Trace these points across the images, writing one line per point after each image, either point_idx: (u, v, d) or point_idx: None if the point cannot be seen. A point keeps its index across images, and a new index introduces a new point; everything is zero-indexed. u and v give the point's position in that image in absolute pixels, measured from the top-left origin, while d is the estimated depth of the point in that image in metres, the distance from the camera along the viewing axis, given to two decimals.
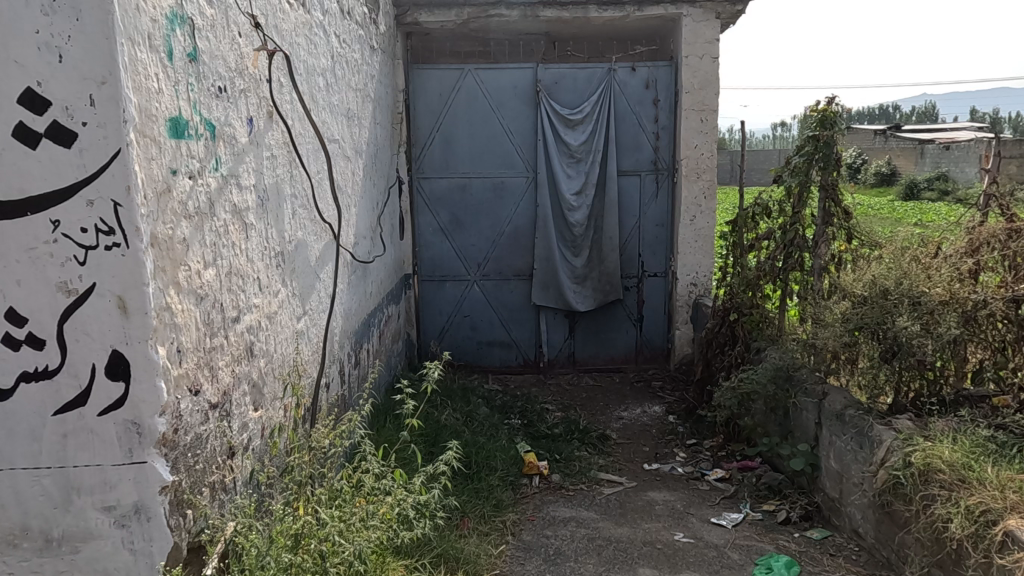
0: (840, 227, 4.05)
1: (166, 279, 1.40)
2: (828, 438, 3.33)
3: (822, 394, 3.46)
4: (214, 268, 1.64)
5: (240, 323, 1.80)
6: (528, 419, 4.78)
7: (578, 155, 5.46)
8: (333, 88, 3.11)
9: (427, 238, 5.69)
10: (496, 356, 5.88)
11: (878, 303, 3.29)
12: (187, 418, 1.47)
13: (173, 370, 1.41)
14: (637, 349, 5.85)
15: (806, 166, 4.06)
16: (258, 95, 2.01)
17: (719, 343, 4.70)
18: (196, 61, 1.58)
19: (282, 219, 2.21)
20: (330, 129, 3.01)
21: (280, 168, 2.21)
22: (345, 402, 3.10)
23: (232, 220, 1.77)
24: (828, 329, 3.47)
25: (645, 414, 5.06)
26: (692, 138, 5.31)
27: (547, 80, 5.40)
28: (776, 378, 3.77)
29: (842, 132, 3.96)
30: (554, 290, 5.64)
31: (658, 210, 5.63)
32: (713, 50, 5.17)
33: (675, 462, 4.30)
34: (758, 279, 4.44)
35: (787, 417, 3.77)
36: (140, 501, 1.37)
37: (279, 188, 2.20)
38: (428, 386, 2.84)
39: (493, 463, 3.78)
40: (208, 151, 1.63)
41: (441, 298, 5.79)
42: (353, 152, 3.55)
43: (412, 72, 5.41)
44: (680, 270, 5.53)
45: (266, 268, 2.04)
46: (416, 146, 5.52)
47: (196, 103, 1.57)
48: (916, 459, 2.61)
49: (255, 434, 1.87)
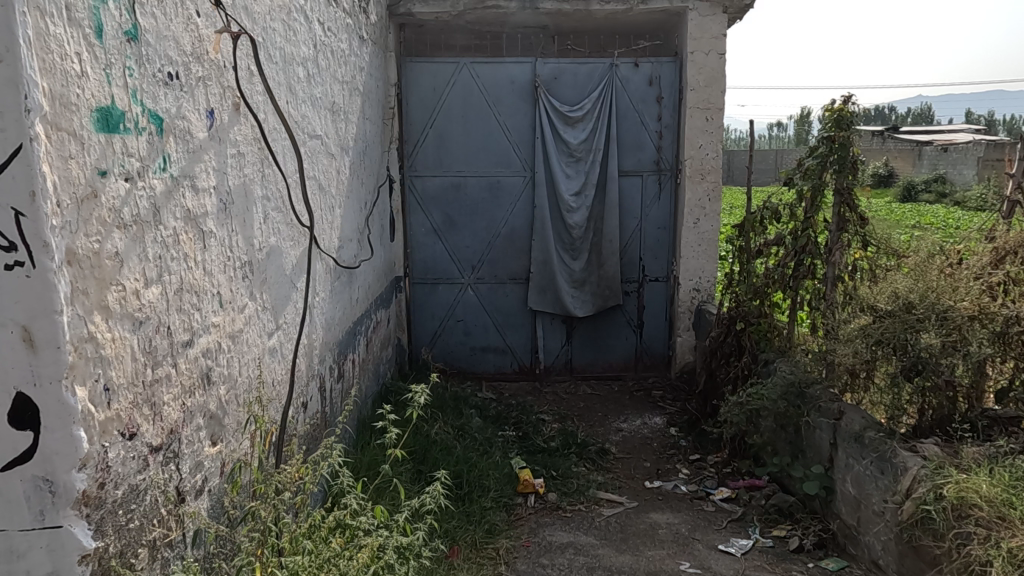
0: (856, 234, 3.81)
1: (89, 304, 1.16)
2: (843, 459, 3.15)
3: (837, 414, 3.25)
4: (159, 286, 1.40)
5: (194, 347, 1.56)
6: (524, 431, 4.55)
7: (577, 154, 5.22)
8: (316, 80, 2.87)
9: (419, 239, 5.44)
10: (490, 362, 5.64)
11: (900, 317, 3.06)
12: (117, 469, 1.23)
13: (98, 415, 1.17)
14: (636, 356, 5.62)
15: (820, 169, 3.83)
16: (221, 84, 1.77)
17: (725, 353, 4.50)
18: (136, 42, 1.34)
19: (249, 224, 1.97)
20: (310, 124, 2.76)
21: (249, 168, 1.97)
22: (325, 421, 2.87)
23: (184, 229, 1.53)
24: (845, 343, 3.23)
25: (645, 426, 4.83)
26: (697, 138, 5.10)
27: (546, 75, 5.17)
28: (787, 395, 3.55)
29: (858, 132, 3.73)
30: (551, 295, 5.41)
31: (660, 213, 5.39)
32: (720, 46, 4.95)
33: (677, 480, 4.08)
34: (767, 288, 4.21)
35: (798, 436, 3.55)
36: (54, 575, 1.12)
37: (247, 189, 1.96)
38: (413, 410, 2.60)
39: (485, 482, 3.53)
40: (152, 148, 1.38)
41: (433, 303, 5.54)
42: (338, 149, 3.31)
43: (404, 65, 5.15)
44: (684, 275, 5.31)
45: (230, 281, 1.80)
46: (407, 143, 5.27)
47: (137, 91, 1.33)
48: (948, 493, 2.39)
49: (211, 474, 1.63)
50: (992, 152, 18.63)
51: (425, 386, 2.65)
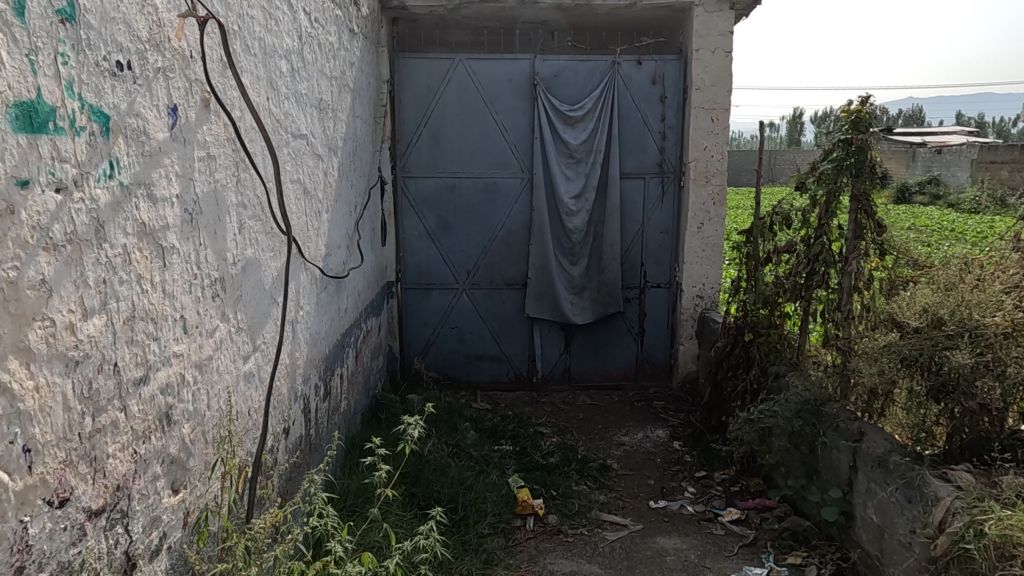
0: (873, 242, 3.55)
1: (2, 347, 0.93)
2: (864, 484, 2.97)
3: (858, 435, 3.06)
4: (104, 315, 1.17)
5: (150, 384, 1.33)
6: (521, 445, 4.34)
7: (577, 155, 5.00)
8: (301, 75, 2.64)
9: (412, 243, 5.21)
10: (485, 371, 5.42)
11: (927, 334, 2.86)
12: (42, 546, 1.00)
13: (15, 484, 0.94)
14: (637, 365, 5.41)
15: (836, 173, 3.56)
16: (187, 77, 1.54)
17: (732, 365, 4.31)
18: (74, 23, 1.11)
19: (221, 236, 1.75)
20: (294, 123, 2.54)
21: (220, 172, 1.74)
22: (308, 447, 2.64)
23: (139, 245, 1.30)
24: (867, 360, 3.03)
25: (648, 440, 4.63)
26: (702, 140, 4.89)
27: (546, 73, 4.95)
28: (801, 413, 3.36)
29: (877, 135, 3.48)
30: (549, 301, 5.20)
31: (663, 216, 5.19)
32: (726, 44, 4.75)
33: (683, 499, 3.87)
34: (777, 297, 4.02)
35: (813, 456, 3.36)
36: None
37: (219, 196, 1.74)
38: (406, 443, 2.41)
39: (481, 505, 3.31)
40: (93, 151, 1.16)
41: (426, 309, 5.32)
42: (325, 149, 3.08)
43: (397, 61, 4.92)
44: (687, 281, 5.11)
45: (196, 302, 1.57)
46: (400, 142, 5.04)
47: (72, 83, 1.10)
48: (991, 530, 2.20)
49: (172, 528, 1.41)
50: (986, 154, 18.44)
51: (419, 416, 2.43)
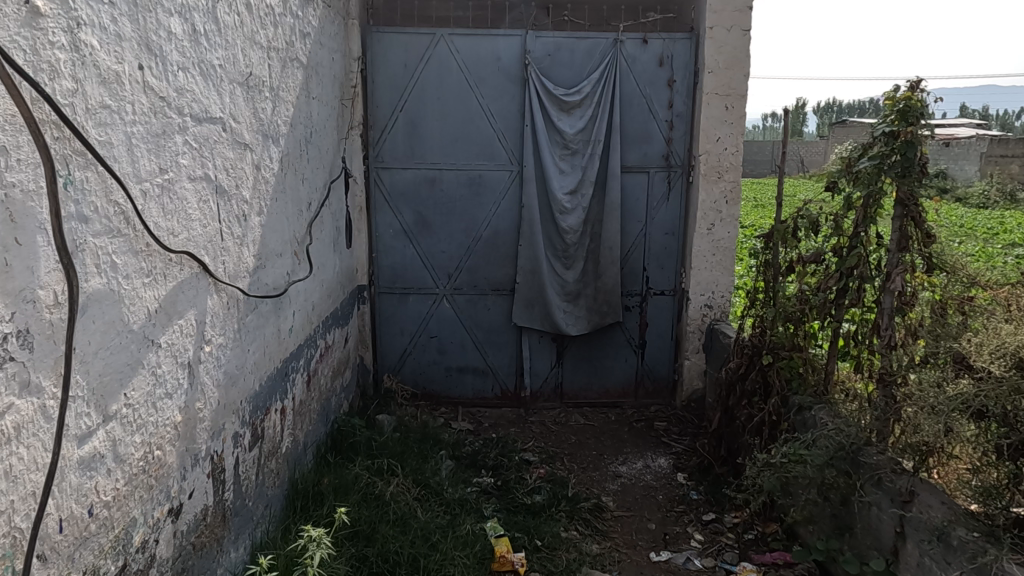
0: (920, 255, 2.93)
1: None
2: (915, 558, 2.46)
3: (907, 496, 2.51)
4: None
5: None
6: (503, 478, 3.76)
7: (573, 146, 4.40)
8: (213, 41, 2.05)
9: (386, 242, 4.63)
10: (467, 386, 4.84)
11: (1003, 379, 2.28)
12: None
13: None
14: (636, 381, 4.84)
15: (878, 173, 2.94)
16: None
17: (745, 391, 3.74)
18: None
19: (27, 265, 1.18)
20: (199, 101, 1.95)
21: (20, 170, 1.16)
22: (219, 517, 2.09)
23: None
24: (923, 408, 2.45)
25: (648, 471, 4.07)
26: (714, 130, 4.30)
27: (538, 52, 4.35)
28: (833, 462, 2.77)
29: (930, 128, 2.87)
30: (540, 309, 4.62)
31: (668, 216, 4.60)
32: (745, 21, 4.16)
33: (689, 549, 3.32)
34: (802, 315, 3.46)
35: (846, 512, 2.81)
36: None
37: (16, 205, 1.15)
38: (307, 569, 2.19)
39: (447, 570, 2.72)
40: None
41: (402, 316, 4.74)
42: (257, 135, 2.49)
43: (369, 36, 4.32)
44: (694, 289, 4.53)
45: None
46: (373, 128, 4.44)
47: None
48: None
49: None
50: (995, 148, 17.78)
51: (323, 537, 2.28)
